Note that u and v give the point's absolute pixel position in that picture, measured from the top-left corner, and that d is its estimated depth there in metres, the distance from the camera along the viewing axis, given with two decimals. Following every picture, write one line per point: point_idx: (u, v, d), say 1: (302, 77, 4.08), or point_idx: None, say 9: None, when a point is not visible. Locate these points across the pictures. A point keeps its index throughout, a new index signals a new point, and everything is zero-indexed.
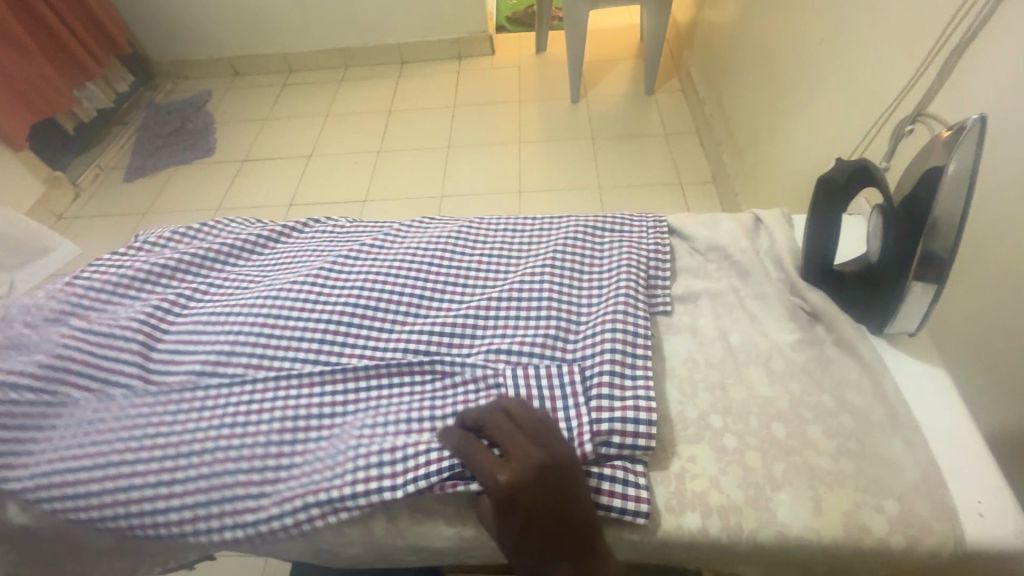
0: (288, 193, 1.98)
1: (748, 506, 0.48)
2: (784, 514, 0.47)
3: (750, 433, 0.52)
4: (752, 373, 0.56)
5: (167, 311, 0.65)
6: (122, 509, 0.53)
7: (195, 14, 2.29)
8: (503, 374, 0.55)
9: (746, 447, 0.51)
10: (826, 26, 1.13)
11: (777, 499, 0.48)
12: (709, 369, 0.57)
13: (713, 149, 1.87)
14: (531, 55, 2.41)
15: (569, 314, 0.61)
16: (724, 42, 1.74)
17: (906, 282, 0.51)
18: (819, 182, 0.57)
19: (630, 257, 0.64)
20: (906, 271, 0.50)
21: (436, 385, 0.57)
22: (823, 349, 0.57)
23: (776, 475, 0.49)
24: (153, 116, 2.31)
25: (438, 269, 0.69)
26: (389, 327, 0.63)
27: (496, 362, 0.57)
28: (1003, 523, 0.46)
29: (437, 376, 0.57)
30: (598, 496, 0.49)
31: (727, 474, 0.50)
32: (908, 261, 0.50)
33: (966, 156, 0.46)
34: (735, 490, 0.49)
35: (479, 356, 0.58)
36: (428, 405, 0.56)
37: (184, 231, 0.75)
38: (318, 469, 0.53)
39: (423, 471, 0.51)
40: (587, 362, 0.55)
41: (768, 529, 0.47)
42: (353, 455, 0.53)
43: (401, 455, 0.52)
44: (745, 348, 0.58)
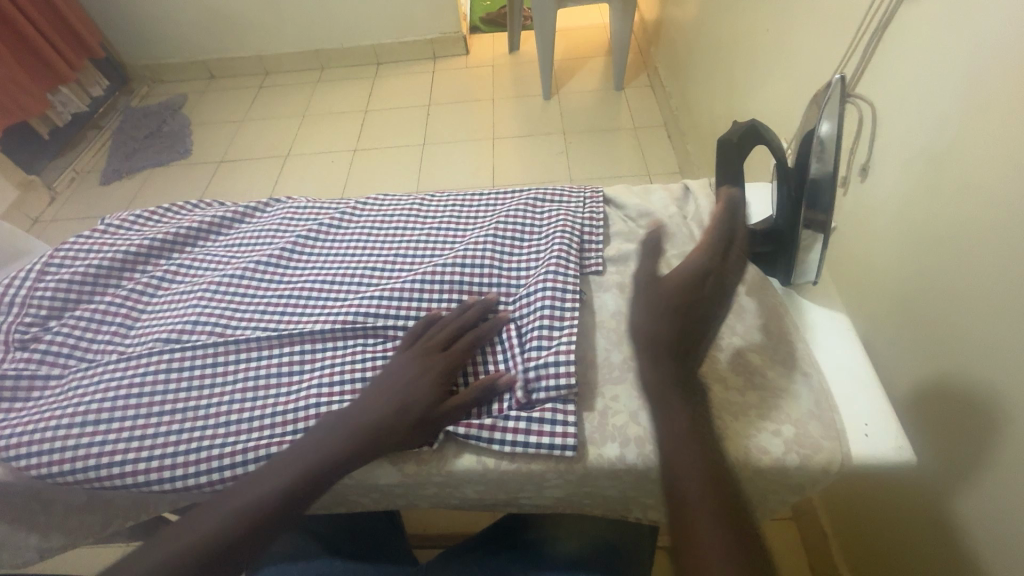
0: (265, 192, 2.02)
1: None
2: None
3: None
4: None
5: (140, 294, 0.69)
6: (91, 462, 0.55)
7: (170, 18, 2.32)
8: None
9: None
10: (771, 16, 1.20)
11: None
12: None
13: (679, 141, 1.94)
14: (504, 54, 2.47)
15: (510, 280, 0.65)
16: (685, 36, 1.82)
17: (798, 232, 0.59)
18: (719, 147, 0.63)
19: (566, 224, 0.70)
20: (797, 222, 0.58)
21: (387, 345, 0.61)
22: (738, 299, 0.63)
23: None
24: (129, 120, 2.33)
25: (391, 245, 0.73)
26: (344, 297, 0.67)
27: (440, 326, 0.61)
28: (884, 442, 0.52)
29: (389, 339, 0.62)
30: (528, 436, 0.54)
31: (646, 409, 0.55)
32: (797, 212, 0.58)
33: (833, 117, 0.54)
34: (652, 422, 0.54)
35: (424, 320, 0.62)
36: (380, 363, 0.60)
37: (148, 218, 0.78)
38: (280, 421, 0.56)
39: None
40: (523, 318, 0.61)
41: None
42: (311, 410, 0.56)
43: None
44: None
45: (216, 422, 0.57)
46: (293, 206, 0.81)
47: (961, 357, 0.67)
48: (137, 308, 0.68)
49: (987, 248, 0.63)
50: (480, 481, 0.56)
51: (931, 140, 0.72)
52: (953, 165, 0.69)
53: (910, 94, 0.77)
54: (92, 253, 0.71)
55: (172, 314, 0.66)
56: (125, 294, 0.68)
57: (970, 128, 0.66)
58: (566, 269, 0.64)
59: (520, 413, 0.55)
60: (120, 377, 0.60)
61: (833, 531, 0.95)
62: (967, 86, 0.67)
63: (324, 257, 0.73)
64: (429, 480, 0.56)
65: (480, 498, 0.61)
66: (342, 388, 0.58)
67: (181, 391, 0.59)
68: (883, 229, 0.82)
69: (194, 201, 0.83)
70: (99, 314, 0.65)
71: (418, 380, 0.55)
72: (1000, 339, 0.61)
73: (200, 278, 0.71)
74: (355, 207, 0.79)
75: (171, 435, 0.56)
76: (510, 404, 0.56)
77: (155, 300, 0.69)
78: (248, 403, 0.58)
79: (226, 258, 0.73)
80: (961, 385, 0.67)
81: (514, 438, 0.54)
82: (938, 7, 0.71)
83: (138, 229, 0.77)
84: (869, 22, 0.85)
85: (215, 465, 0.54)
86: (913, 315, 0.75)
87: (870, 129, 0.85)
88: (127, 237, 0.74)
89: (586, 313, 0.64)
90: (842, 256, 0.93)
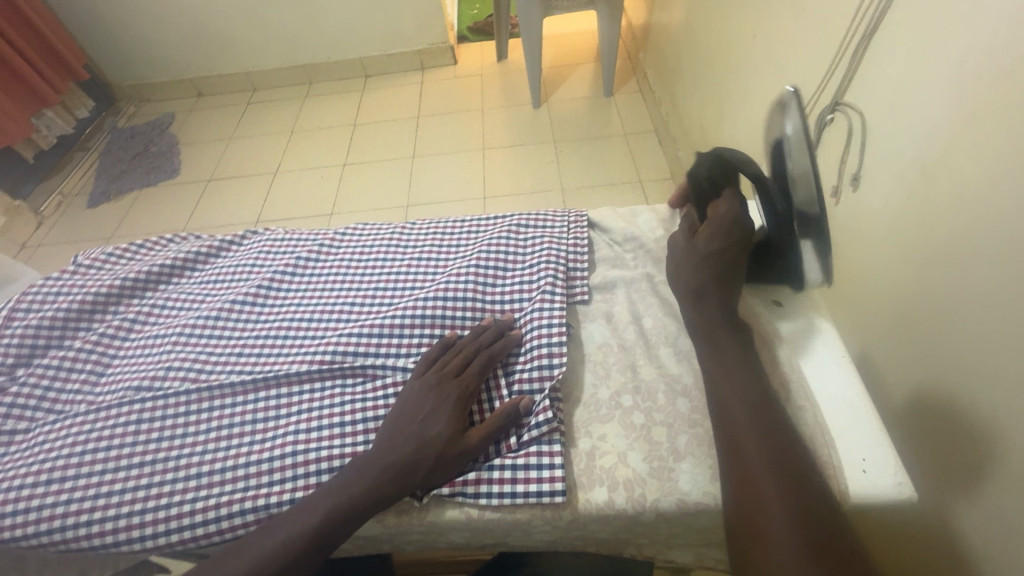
0: (254, 210, 1.99)
1: (651, 478, 0.51)
2: (685, 482, 0.50)
3: (657, 409, 0.56)
4: (663, 354, 0.60)
5: (112, 338, 0.66)
6: (56, 523, 0.53)
7: (155, 37, 2.30)
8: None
9: (653, 423, 0.55)
10: (757, 24, 1.19)
11: (680, 469, 0.51)
12: (623, 352, 0.61)
13: (670, 147, 1.92)
14: (492, 63, 2.45)
15: (494, 314, 0.64)
16: (673, 41, 1.80)
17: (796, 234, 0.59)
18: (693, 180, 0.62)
19: (550, 252, 0.68)
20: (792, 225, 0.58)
21: (367, 387, 0.59)
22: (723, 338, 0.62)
23: (680, 447, 0.53)
24: (117, 141, 2.30)
25: (371, 277, 0.71)
26: (322, 334, 0.65)
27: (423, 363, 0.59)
28: (883, 477, 0.51)
29: (370, 379, 0.59)
30: (515, 486, 0.52)
31: (634, 448, 0.53)
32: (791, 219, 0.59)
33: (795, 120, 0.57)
34: (640, 463, 0.52)
35: (408, 359, 0.60)
36: (361, 405, 0.57)
37: (121, 255, 0.76)
38: (254, 473, 0.54)
39: None
40: (516, 359, 0.60)
41: (669, 497, 0.50)
42: (288, 460, 0.54)
43: (338, 464, 0.53)
44: (657, 332, 0.62)
45: (187, 475, 0.55)
46: (271, 238, 0.79)
47: (957, 377, 0.65)
48: (109, 352, 0.65)
49: (980, 267, 0.62)
50: (465, 529, 0.54)
51: (921, 151, 0.71)
52: (944, 180, 0.67)
53: (898, 104, 0.76)
54: (61, 295, 0.69)
55: (146, 357, 0.64)
56: (95, 338, 0.65)
57: (960, 140, 0.65)
58: (551, 301, 0.63)
59: (506, 460, 0.53)
60: (90, 429, 0.57)
61: None
62: (956, 98, 0.65)
63: (302, 293, 0.70)
64: (411, 529, 0.54)
65: (468, 543, 0.59)
66: (320, 433, 0.56)
67: (151, 442, 0.57)
68: (875, 242, 0.80)
69: (168, 236, 0.81)
70: (68, 362, 0.63)
71: (436, 410, 0.53)
72: (995, 360, 0.59)
73: (175, 319, 0.69)
74: (334, 238, 0.77)
75: (139, 490, 0.54)
76: (497, 450, 0.55)
77: (127, 343, 0.67)
78: (221, 452, 0.56)
79: (201, 296, 0.71)
80: (958, 406, 0.65)
81: (500, 490, 0.52)
82: (924, 16, 0.70)
83: (111, 268, 0.75)
84: (856, 30, 0.83)
85: (186, 522, 0.52)
86: (907, 332, 0.74)
87: (859, 139, 0.84)
88: (99, 276, 0.72)
89: (572, 347, 0.62)
90: (834, 269, 0.91)
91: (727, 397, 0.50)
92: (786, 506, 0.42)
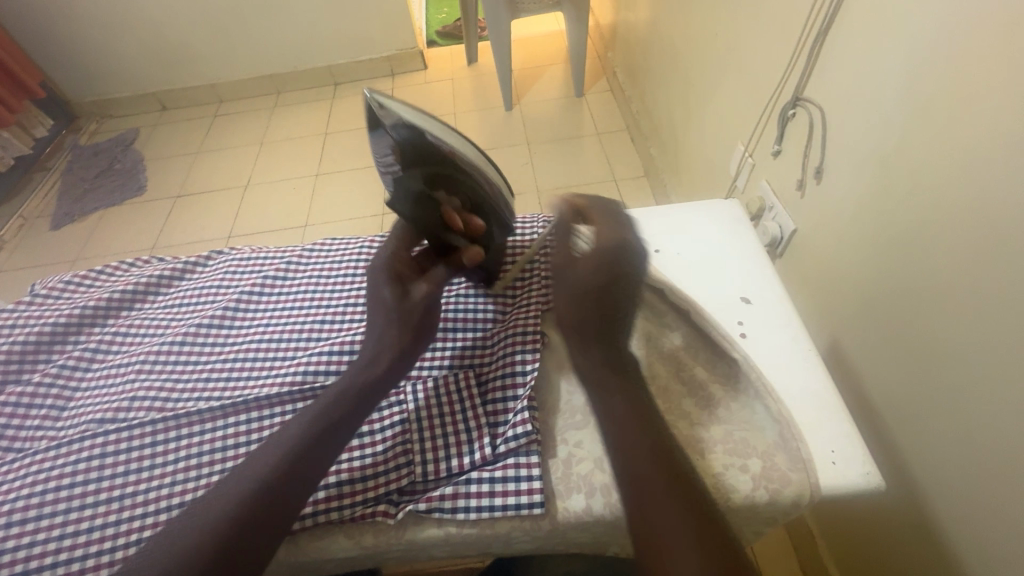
0: (226, 226, 1.95)
1: None
2: None
3: None
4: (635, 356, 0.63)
5: (73, 370, 0.64)
6: (18, 567, 0.51)
7: (115, 50, 2.24)
8: (405, 391, 0.59)
9: None
10: (717, 24, 1.21)
11: None
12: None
13: (642, 144, 1.94)
14: (462, 66, 2.45)
15: (464, 331, 0.64)
16: (640, 40, 1.81)
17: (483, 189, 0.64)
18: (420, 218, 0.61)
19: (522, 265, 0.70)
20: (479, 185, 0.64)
21: None
22: (698, 353, 0.62)
23: None
24: (79, 160, 2.23)
25: (341, 293, 0.70)
26: (292, 356, 0.64)
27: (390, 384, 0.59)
28: (853, 467, 0.53)
29: None
30: (493, 499, 0.52)
31: None
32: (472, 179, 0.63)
33: (405, 120, 0.59)
34: None
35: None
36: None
37: (81, 282, 0.75)
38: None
39: (336, 505, 0.52)
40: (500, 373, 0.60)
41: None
42: None
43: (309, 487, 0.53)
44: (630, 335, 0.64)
45: (157, 509, 0.53)
46: (236, 257, 0.77)
47: (924, 362, 0.67)
48: (70, 385, 0.63)
49: (935, 260, 0.64)
50: (445, 545, 0.54)
51: (879, 142, 0.73)
52: (898, 174, 0.70)
53: (853, 98, 0.78)
54: (18, 328, 0.67)
55: (110, 388, 0.62)
56: (56, 371, 0.64)
57: (914, 131, 0.67)
58: (526, 309, 0.65)
59: (483, 472, 0.53)
60: (50, 467, 0.55)
61: (824, 545, 0.93)
62: (907, 93, 0.68)
63: (270, 313, 0.69)
64: (390, 549, 0.54)
65: (450, 557, 0.58)
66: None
67: (117, 478, 0.55)
68: (837, 234, 0.83)
69: (130, 260, 0.79)
70: (26, 398, 0.61)
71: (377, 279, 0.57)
72: (953, 343, 0.62)
73: (138, 346, 0.67)
74: (302, 254, 0.76)
75: (108, 527, 0.52)
76: (472, 462, 0.55)
77: (89, 374, 0.65)
78: (192, 484, 0.55)
79: (166, 321, 0.69)
80: (923, 390, 0.68)
81: (478, 504, 0.52)
82: (874, 15, 0.72)
83: (71, 296, 0.73)
84: (811, 28, 0.85)
85: None
86: (870, 320, 0.76)
87: (820, 133, 0.86)
88: (57, 306, 0.70)
89: (546, 357, 0.64)
90: (801, 262, 0.94)
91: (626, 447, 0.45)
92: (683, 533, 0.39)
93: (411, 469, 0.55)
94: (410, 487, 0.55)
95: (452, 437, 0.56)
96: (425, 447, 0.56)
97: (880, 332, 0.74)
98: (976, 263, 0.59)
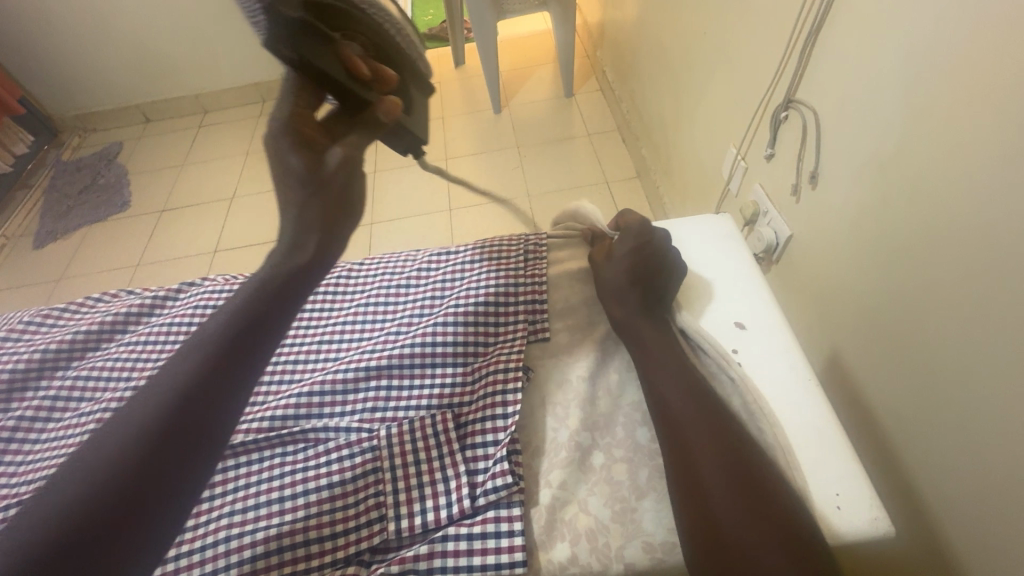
0: (212, 240, 1.90)
1: (614, 523, 0.54)
2: (647, 522, 0.53)
3: (616, 444, 0.59)
4: (619, 383, 0.63)
5: (33, 421, 0.62)
6: None
7: (94, 62, 2.19)
8: (378, 436, 0.59)
9: (613, 461, 0.58)
10: (707, 22, 1.17)
11: (642, 508, 0.54)
12: (582, 386, 0.63)
13: (633, 145, 1.90)
14: (450, 69, 2.40)
15: (444, 375, 0.65)
16: (628, 40, 1.78)
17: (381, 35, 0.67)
18: (335, 78, 0.57)
19: (509, 299, 0.71)
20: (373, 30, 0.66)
21: (305, 454, 0.60)
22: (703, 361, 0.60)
23: (641, 483, 0.56)
24: (61, 176, 2.18)
25: (314, 331, 0.74)
26: (268, 408, 0.63)
27: (364, 433, 0.60)
28: (859, 511, 0.50)
29: (309, 444, 0.61)
30: (472, 558, 0.52)
31: (595, 494, 0.56)
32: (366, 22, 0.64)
33: None
34: (602, 510, 0.54)
35: (352, 418, 0.62)
36: (302, 476, 0.58)
37: (42, 322, 0.73)
38: (186, 566, 0.54)
39: (302, 568, 0.53)
40: (481, 421, 0.60)
41: (634, 542, 0.52)
42: (221, 548, 0.54)
43: (274, 545, 0.53)
44: (618, 360, 0.65)
45: None
46: (210, 289, 0.73)
47: (920, 382, 0.64)
48: (30, 438, 0.61)
49: (923, 282, 0.63)
50: None
51: (875, 151, 0.69)
52: (885, 188, 0.68)
53: (847, 106, 0.74)
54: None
55: (72, 439, 0.59)
56: (13, 424, 0.61)
57: (910, 142, 0.63)
58: (510, 345, 0.66)
59: (460, 528, 0.53)
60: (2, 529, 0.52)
61: None
62: (901, 102, 0.64)
63: None
64: None
65: None
66: (257, 513, 0.56)
67: None
68: (829, 246, 0.81)
69: (96, 295, 0.78)
70: None
71: (283, 146, 0.48)
72: (949, 368, 0.59)
73: (105, 394, 0.63)
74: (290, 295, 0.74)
75: None
76: (450, 516, 0.54)
77: (49, 426, 0.62)
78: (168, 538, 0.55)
79: (133, 362, 0.66)
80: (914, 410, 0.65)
81: (456, 564, 0.51)
82: (864, 21, 0.69)
83: (30, 338, 0.71)
84: (802, 29, 0.82)
85: None
86: (864, 335, 0.74)
87: (814, 138, 0.82)
88: (19, 352, 0.68)
89: (530, 391, 0.64)
90: (794, 272, 0.92)
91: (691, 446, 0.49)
92: (723, 478, 0.47)
93: (383, 525, 0.55)
94: (383, 544, 0.55)
95: (428, 487, 0.56)
96: (398, 499, 0.56)
97: (873, 351, 0.72)
98: (959, 286, 0.57)
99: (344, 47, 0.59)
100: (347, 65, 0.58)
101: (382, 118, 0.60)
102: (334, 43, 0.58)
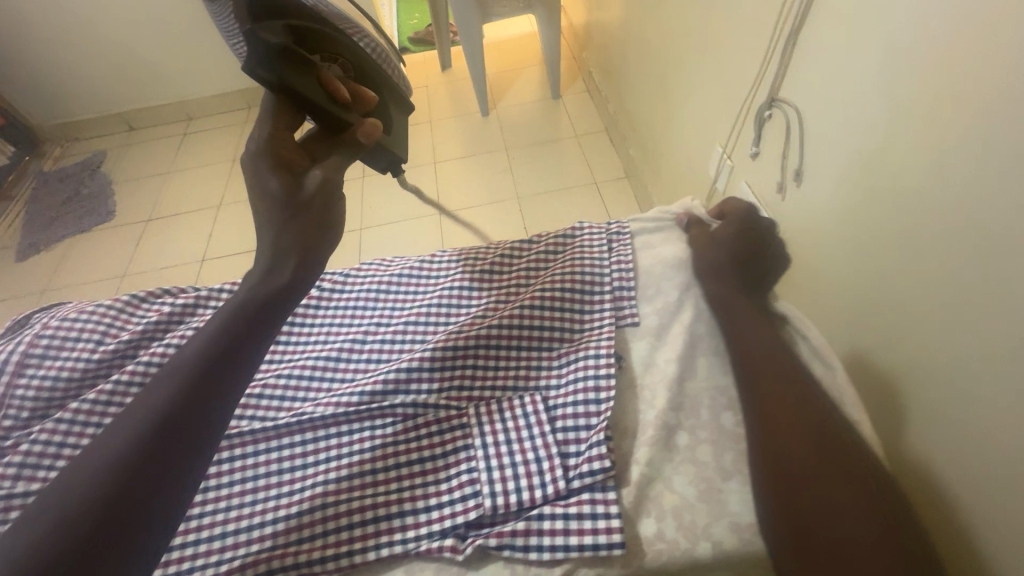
0: (200, 248, 1.89)
1: (701, 503, 0.55)
2: (734, 503, 0.55)
3: (701, 426, 0.60)
4: (704, 365, 0.65)
5: (89, 420, 0.62)
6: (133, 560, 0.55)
7: (76, 71, 2.17)
8: (469, 413, 0.62)
9: (698, 442, 0.59)
10: (691, 23, 1.18)
11: (728, 490, 0.56)
12: (668, 367, 0.65)
13: (621, 145, 1.91)
14: (437, 73, 2.40)
15: (531, 357, 0.67)
16: (613, 41, 1.79)
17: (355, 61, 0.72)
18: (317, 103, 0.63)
19: (596, 284, 0.72)
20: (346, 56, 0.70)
21: (394, 428, 0.63)
22: (800, 344, 0.66)
23: (727, 466, 0.57)
24: (44, 186, 2.15)
25: (398, 314, 0.75)
26: (358, 388, 0.65)
27: (453, 410, 0.63)
28: None
29: (397, 419, 0.63)
30: (568, 538, 0.53)
31: (680, 473, 0.57)
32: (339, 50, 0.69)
33: None
34: (688, 488, 0.56)
35: (440, 395, 0.64)
36: (393, 450, 0.61)
37: (145, 299, 0.76)
38: (284, 529, 0.56)
39: (397, 538, 0.55)
40: (570, 405, 0.61)
41: (722, 522, 0.54)
42: (318, 516, 0.56)
43: (370, 513, 0.57)
44: (705, 343, 0.66)
45: (236, 528, 0.57)
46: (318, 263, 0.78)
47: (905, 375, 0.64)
48: (46, 463, 0.59)
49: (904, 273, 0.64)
50: None
51: (859, 146, 0.70)
52: (874, 183, 0.68)
53: (833, 103, 0.75)
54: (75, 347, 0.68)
55: None
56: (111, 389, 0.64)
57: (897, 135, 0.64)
58: (598, 333, 0.67)
59: (556, 508, 0.55)
60: None
61: None
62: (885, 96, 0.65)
63: (328, 327, 0.75)
64: None
65: None
66: (350, 485, 0.59)
67: (221, 488, 0.60)
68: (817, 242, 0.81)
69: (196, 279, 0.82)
70: (82, 416, 0.62)
71: (263, 168, 0.53)
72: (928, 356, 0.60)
73: None
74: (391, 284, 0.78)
75: (186, 549, 0.56)
76: (545, 496, 0.56)
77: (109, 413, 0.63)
78: (270, 502, 0.59)
79: None
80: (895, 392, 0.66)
81: (553, 543, 0.53)
82: (843, 18, 0.71)
83: (135, 312, 0.74)
84: (782, 28, 0.83)
85: (239, 552, 0.55)
86: (850, 331, 0.75)
87: (797, 136, 0.84)
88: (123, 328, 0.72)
89: (620, 373, 0.65)
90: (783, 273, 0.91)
91: (786, 440, 0.51)
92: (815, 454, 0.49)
93: (477, 501, 0.56)
94: (477, 520, 0.56)
95: (522, 467, 0.57)
96: (491, 476, 0.57)
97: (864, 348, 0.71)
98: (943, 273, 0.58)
99: (323, 76, 0.65)
100: (327, 90, 0.64)
101: (364, 141, 0.66)
102: (312, 69, 0.64)
